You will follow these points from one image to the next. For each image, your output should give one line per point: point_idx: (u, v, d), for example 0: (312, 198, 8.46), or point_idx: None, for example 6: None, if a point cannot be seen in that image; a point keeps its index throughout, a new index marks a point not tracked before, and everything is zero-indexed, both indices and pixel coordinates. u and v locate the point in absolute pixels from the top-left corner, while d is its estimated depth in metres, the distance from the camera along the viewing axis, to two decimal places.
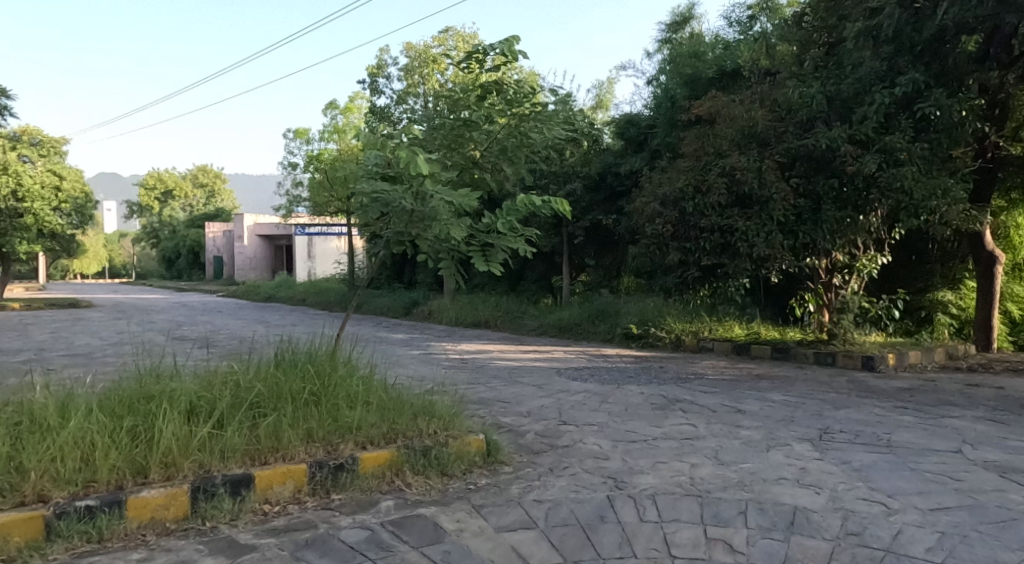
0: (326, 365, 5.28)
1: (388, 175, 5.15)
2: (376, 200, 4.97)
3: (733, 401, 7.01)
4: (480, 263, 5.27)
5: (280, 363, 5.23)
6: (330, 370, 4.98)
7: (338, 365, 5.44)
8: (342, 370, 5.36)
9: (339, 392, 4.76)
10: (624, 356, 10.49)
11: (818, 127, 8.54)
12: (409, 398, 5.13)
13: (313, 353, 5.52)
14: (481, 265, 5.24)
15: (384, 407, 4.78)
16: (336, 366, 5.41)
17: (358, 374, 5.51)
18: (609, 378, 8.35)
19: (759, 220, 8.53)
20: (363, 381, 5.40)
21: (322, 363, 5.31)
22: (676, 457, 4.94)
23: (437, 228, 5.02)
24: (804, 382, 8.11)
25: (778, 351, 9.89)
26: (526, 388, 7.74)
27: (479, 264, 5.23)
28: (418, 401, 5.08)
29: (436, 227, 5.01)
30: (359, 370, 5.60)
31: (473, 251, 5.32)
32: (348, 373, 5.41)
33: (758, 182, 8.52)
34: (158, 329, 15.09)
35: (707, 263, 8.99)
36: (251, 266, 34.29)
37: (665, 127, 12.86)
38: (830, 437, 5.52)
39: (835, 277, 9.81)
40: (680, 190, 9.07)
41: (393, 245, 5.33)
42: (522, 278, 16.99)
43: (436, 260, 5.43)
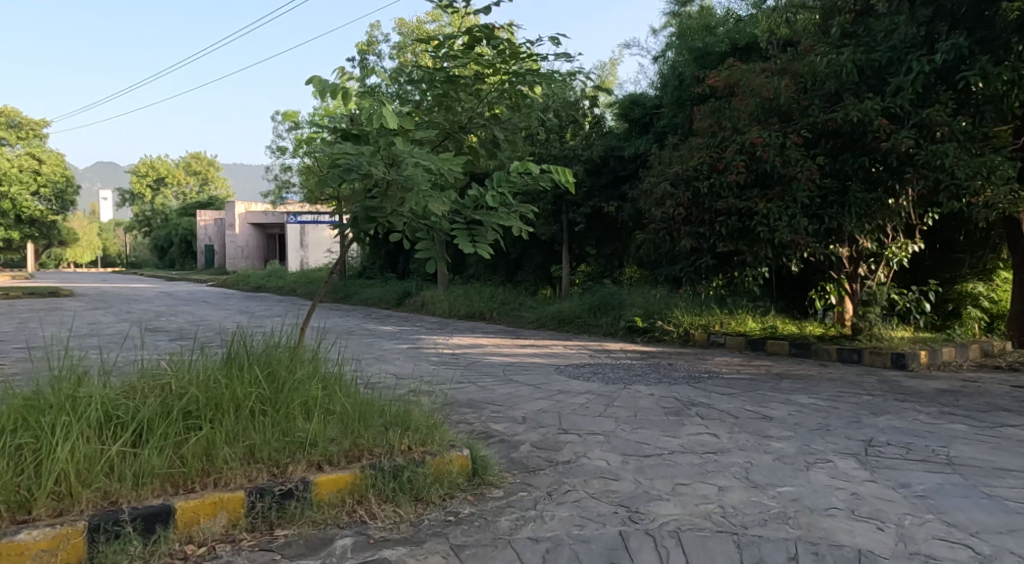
0: (285, 364, 4.46)
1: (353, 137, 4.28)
2: (337, 166, 4.09)
3: (756, 405, 6.19)
4: (465, 243, 4.41)
5: (231, 361, 4.41)
6: (287, 370, 4.17)
7: (301, 363, 4.62)
8: (304, 369, 4.54)
9: (294, 397, 3.94)
10: (629, 351, 9.67)
11: (847, 98, 7.65)
12: (382, 403, 4.30)
13: (273, 349, 4.69)
14: (466, 247, 4.37)
15: (349, 417, 3.97)
16: (298, 365, 4.59)
17: (325, 374, 4.69)
18: (614, 377, 7.54)
19: (782, 202, 7.67)
20: (330, 384, 4.57)
21: (281, 362, 4.49)
22: (699, 478, 4.13)
23: (413, 201, 4.14)
24: (830, 383, 7.31)
25: (797, 347, 9.06)
26: (522, 389, 6.91)
27: (465, 246, 4.36)
28: (392, 407, 4.27)
29: (412, 200, 4.15)
30: (326, 369, 4.78)
31: (457, 230, 4.46)
32: (313, 373, 4.58)
33: (781, 159, 7.65)
34: (134, 320, 14.23)
35: (723, 250, 8.13)
36: (242, 255, 33.43)
37: (672, 107, 12.15)
38: (878, 451, 4.69)
39: (860, 267, 8.96)
40: (694, 168, 8.18)
41: (361, 223, 4.47)
42: (519, 268, 16.15)
43: (414, 240, 4.57)
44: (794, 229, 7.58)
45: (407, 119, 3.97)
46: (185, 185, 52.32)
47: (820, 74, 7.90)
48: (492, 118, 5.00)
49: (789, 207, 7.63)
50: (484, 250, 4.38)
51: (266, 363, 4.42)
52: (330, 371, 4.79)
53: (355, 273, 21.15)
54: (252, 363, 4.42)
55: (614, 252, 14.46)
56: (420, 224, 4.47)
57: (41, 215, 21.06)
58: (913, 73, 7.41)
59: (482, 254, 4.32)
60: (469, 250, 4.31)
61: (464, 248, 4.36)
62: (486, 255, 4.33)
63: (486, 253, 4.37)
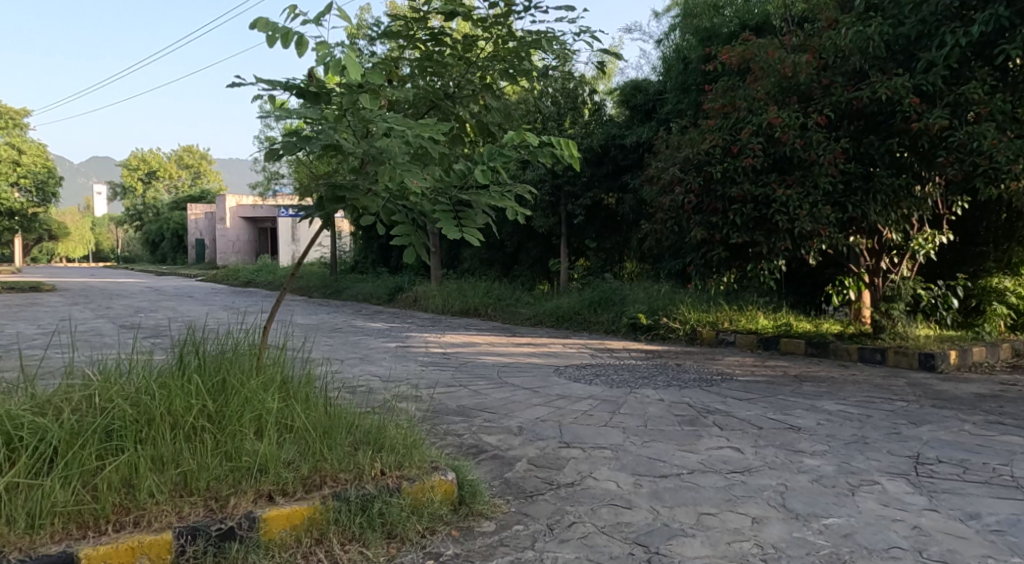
0: (240, 372, 3.80)
1: (311, 98, 3.64)
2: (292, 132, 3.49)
3: (779, 413, 5.53)
4: (448, 225, 3.75)
5: (179, 365, 3.76)
6: (243, 377, 3.54)
7: (261, 369, 3.95)
8: (263, 378, 3.86)
9: (245, 410, 3.30)
10: (632, 350, 9.03)
11: (873, 75, 7.00)
12: (354, 416, 3.66)
13: (230, 352, 4.02)
14: (451, 231, 3.72)
15: (311, 436, 3.33)
16: (259, 373, 3.93)
17: (289, 382, 4.02)
18: (620, 380, 6.89)
19: (802, 188, 7.01)
20: (295, 396, 3.90)
21: (236, 369, 3.82)
22: (728, 506, 3.50)
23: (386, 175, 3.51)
24: (856, 386, 6.68)
25: (813, 346, 8.43)
26: (518, 394, 6.26)
27: (449, 231, 3.70)
28: (365, 420, 3.62)
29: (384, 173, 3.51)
30: (293, 376, 4.10)
31: (442, 210, 3.80)
32: (274, 382, 3.91)
33: (801, 142, 7.00)
34: (110, 316, 13.54)
35: (737, 241, 7.38)
36: (233, 250, 32.73)
37: (676, 93, 11.56)
38: (930, 470, 4.06)
39: (882, 261, 8.33)
40: (706, 151, 7.45)
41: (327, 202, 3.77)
42: (516, 262, 15.47)
43: (389, 224, 3.88)
44: (816, 219, 6.92)
45: (375, 75, 3.35)
46: (177, 179, 51.58)
47: (844, 50, 7.23)
48: (483, 83, 4.31)
49: (810, 195, 6.98)
50: (472, 233, 3.72)
51: (219, 371, 3.75)
52: (297, 377, 4.12)
53: (347, 268, 20.45)
54: (204, 369, 3.77)
55: (614, 246, 13.77)
56: (398, 202, 3.80)
57: (20, 207, 20.34)
58: (947, 46, 6.73)
59: (468, 239, 3.65)
60: (455, 234, 3.65)
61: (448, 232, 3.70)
62: (476, 242, 3.66)
63: (474, 238, 3.71)
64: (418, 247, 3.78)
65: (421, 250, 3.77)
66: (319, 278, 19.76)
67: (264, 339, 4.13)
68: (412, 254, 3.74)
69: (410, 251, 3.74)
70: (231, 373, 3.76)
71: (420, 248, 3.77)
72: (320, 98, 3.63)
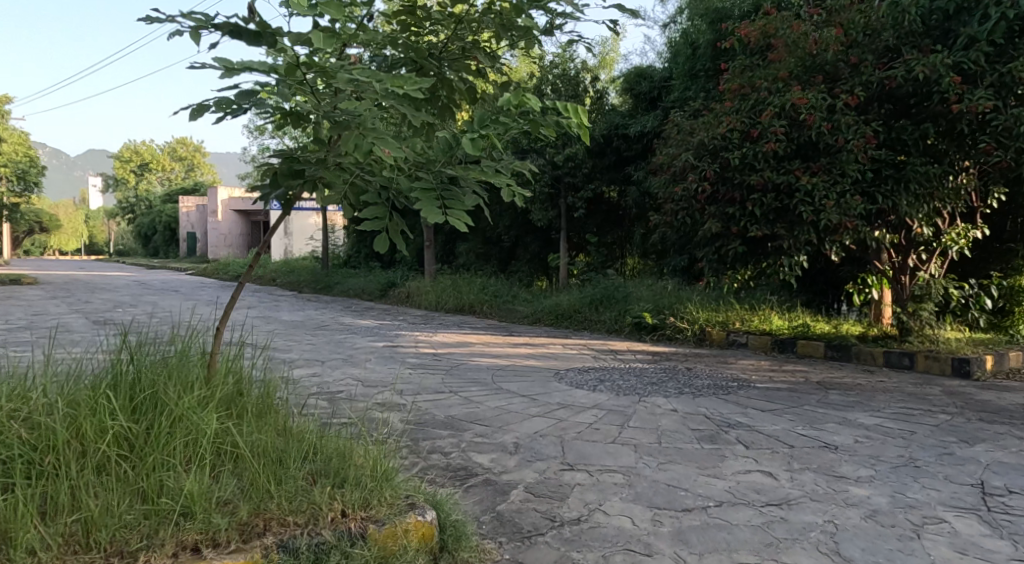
0: (184, 382, 3.16)
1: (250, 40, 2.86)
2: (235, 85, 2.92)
3: (810, 428, 4.89)
4: (428, 204, 3.10)
5: (110, 366, 3.15)
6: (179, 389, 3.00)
7: (212, 382, 3.32)
8: (209, 392, 3.22)
9: (177, 429, 2.78)
10: (638, 352, 8.39)
11: (907, 53, 6.33)
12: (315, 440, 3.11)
13: (173, 360, 3.36)
14: (434, 210, 3.05)
15: (254, 465, 2.78)
16: (209, 386, 3.30)
17: (245, 395, 3.39)
18: (626, 387, 6.25)
19: (829, 176, 6.37)
20: (248, 415, 3.28)
21: (179, 380, 3.19)
22: (770, 554, 2.88)
23: (348, 141, 2.89)
24: (886, 395, 6.05)
25: (834, 350, 7.83)
26: (514, 403, 5.62)
27: (428, 213, 3.02)
28: (329, 445, 3.09)
29: (343, 139, 2.88)
30: (251, 386, 3.46)
31: (422, 188, 3.16)
32: (226, 399, 3.30)
33: (828, 125, 6.34)
34: (85, 310, 12.88)
35: (756, 234, 6.72)
36: (224, 244, 32.02)
37: (684, 80, 10.90)
38: (1004, 504, 3.42)
39: (909, 258, 7.70)
40: (722, 135, 6.75)
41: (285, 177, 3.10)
42: (513, 258, 14.81)
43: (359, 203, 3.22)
44: (844, 210, 6.26)
45: (330, 8, 2.78)
46: (170, 171, 50.87)
47: (874, 26, 6.57)
48: (474, 41, 3.63)
49: (838, 184, 6.32)
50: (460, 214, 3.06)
51: (156, 381, 3.10)
52: (256, 390, 3.47)
53: (339, 263, 19.78)
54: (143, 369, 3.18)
55: (615, 240, 13.08)
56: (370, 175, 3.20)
57: None
58: (990, 20, 6.00)
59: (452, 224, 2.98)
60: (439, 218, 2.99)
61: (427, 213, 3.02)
62: (464, 229, 3.00)
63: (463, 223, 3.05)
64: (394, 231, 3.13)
65: (398, 237, 3.14)
66: (310, 273, 19.09)
67: (217, 344, 3.47)
68: (384, 240, 3.10)
69: (382, 238, 3.10)
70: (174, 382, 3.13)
71: (396, 234, 3.13)
72: (263, 40, 2.86)
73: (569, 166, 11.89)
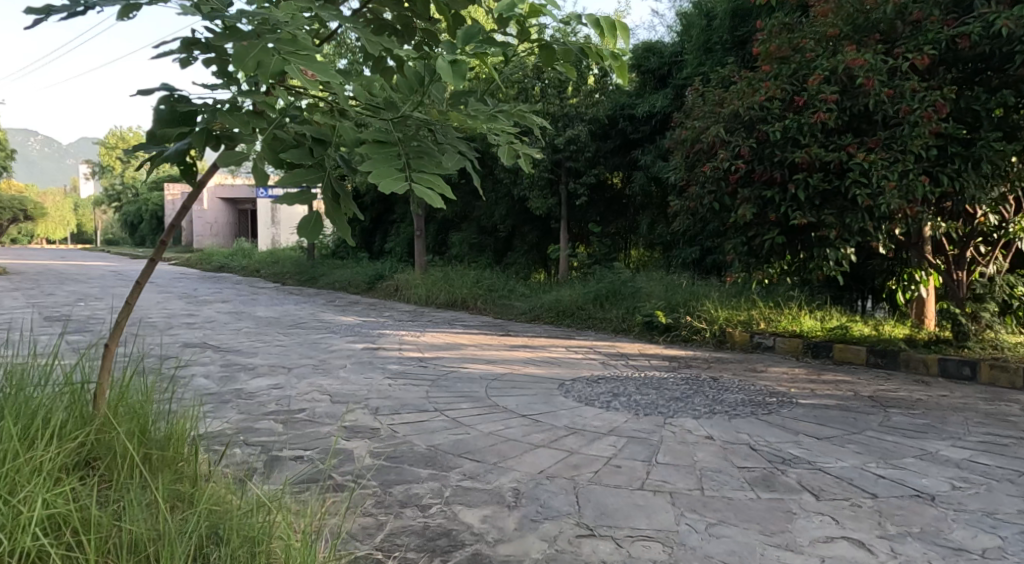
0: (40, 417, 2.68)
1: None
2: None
3: (887, 465, 3.87)
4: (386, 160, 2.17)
5: None
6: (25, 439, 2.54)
7: (105, 420, 2.89)
8: (89, 437, 2.80)
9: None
10: (652, 357, 7.39)
11: (982, 6, 5.24)
12: (218, 501, 2.65)
13: (53, 394, 2.90)
14: (397, 168, 2.16)
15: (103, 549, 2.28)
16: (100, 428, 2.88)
17: (146, 437, 2.96)
18: (645, 404, 5.24)
19: (892, 153, 5.31)
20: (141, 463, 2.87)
21: (56, 418, 2.76)
22: None
23: (248, 56, 1.93)
24: (958, 415, 5.05)
25: (878, 355, 6.85)
26: (510, 427, 4.60)
27: (386, 181, 2.09)
28: (245, 526, 2.49)
29: (240, 51, 1.94)
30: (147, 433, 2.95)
31: (371, 138, 2.25)
32: (117, 441, 2.84)
33: (891, 92, 5.29)
34: (42, 304, 11.78)
35: (798, 222, 5.65)
36: (210, 233, 30.87)
37: (698, 53, 9.83)
38: None
39: (967, 252, 6.69)
40: (760, 104, 5.68)
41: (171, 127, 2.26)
42: (509, 249, 13.74)
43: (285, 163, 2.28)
44: (906, 195, 5.23)
45: None
46: None
47: None
48: None
49: (898, 163, 5.27)
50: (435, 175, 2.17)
51: (17, 413, 2.69)
52: (162, 428, 3.05)
53: (325, 253, 18.67)
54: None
55: (619, 230, 12.02)
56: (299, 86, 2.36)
57: None
58: None
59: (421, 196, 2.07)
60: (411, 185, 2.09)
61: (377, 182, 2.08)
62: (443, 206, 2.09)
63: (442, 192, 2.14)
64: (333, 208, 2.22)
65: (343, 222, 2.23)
66: (295, 265, 17.99)
67: (104, 370, 2.92)
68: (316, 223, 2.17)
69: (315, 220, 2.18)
70: (41, 421, 2.69)
71: (338, 217, 2.22)
72: None
73: (569, 150, 10.82)
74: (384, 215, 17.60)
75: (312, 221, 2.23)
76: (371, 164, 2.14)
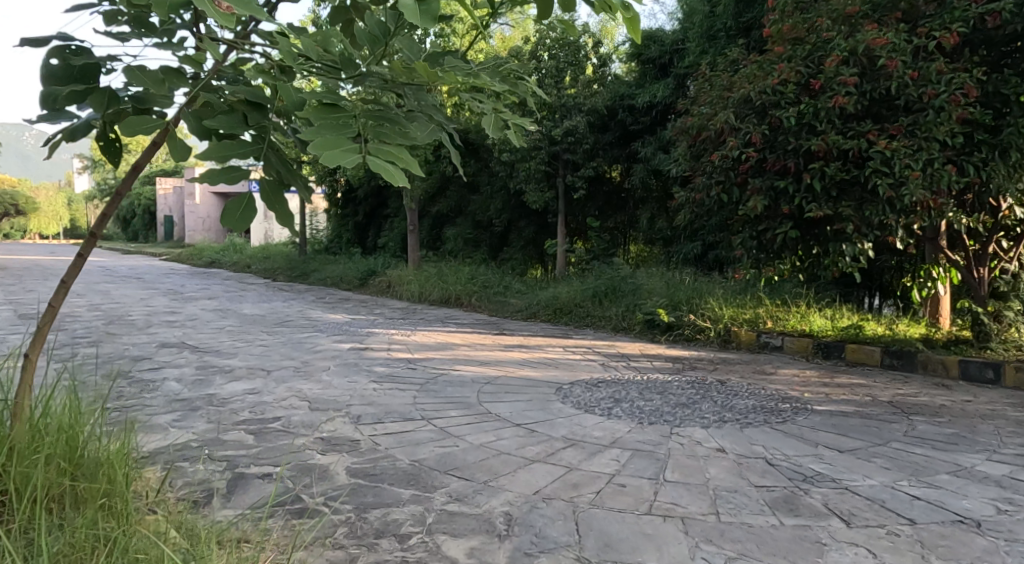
0: None
1: None
2: None
3: (920, 483, 3.48)
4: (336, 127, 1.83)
5: None
6: None
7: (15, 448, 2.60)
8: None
9: None
10: (655, 358, 7.00)
11: None
12: (140, 545, 2.33)
13: None
14: (351, 135, 1.82)
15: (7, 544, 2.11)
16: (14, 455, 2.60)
17: (74, 468, 2.67)
18: (649, 412, 4.85)
19: (916, 140, 4.92)
20: (62, 499, 2.57)
21: None
22: None
23: None
24: (987, 423, 4.67)
25: (894, 357, 6.48)
26: (503, 438, 4.21)
27: (333, 153, 1.76)
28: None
29: None
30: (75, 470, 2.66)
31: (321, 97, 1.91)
32: (27, 473, 2.55)
33: (914, 74, 4.90)
34: (19, 302, 11.33)
35: (814, 215, 5.26)
36: (202, 228, 30.39)
37: (700, 41, 9.41)
38: None
39: (989, 248, 6.33)
40: (773, 88, 5.27)
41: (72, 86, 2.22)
42: (505, 244, 13.32)
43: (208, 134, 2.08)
44: (930, 185, 4.85)
45: None
46: None
47: None
48: None
49: (922, 151, 4.89)
50: (395, 146, 1.83)
51: None
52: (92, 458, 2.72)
53: (317, 248, 18.23)
54: None
55: (618, 224, 11.59)
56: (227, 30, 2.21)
57: None
58: None
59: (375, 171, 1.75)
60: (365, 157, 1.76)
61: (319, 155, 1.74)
62: (404, 184, 1.76)
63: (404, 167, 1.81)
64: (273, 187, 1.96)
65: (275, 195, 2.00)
66: (286, 261, 17.54)
67: (23, 383, 2.74)
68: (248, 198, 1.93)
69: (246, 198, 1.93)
70: None
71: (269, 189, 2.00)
72: None
73: (567, 141, 10.41)
74: (377, 210, 17.16)
75: (245, 205, 1.93)
76: (317, 132, 1.81)
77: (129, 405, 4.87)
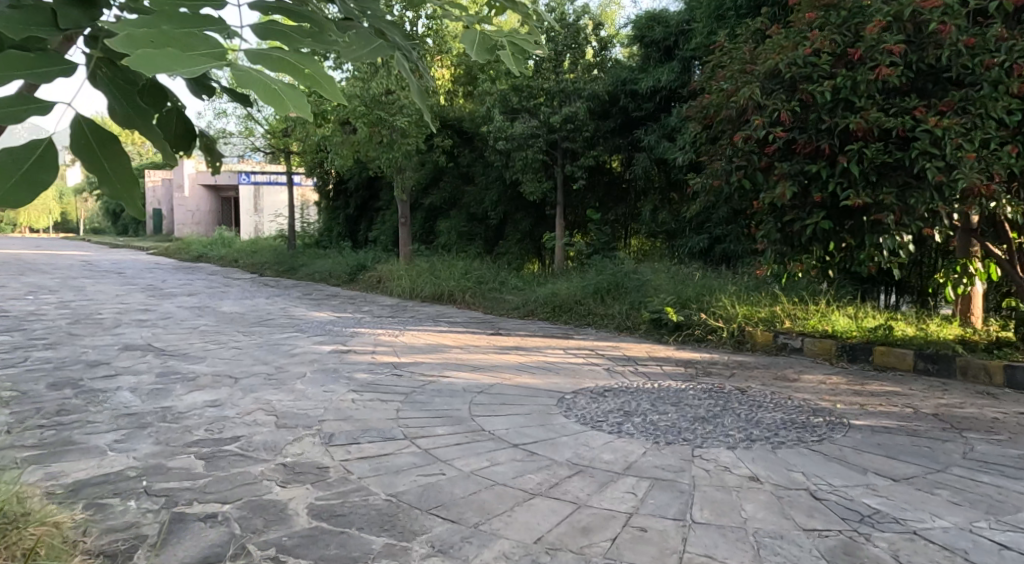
0: None
1: None
2: None
3: (1003, 525, 2.89)
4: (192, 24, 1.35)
5: None
6: None
7: None
8: None
9: None
10: (665, 361, 6.39)
11: None
12: None
13: None
14: (207, 36, 1.34)
15: None
16: None
17: None
18: (665, 429, 4.23)
19: (971, 117, 4.28)
20: None
21: None
22: None
23: None
24: None
25: (929, 362, 5.88)
26: (496, 463, 3.59)
27: (164, 56, 1.25)
28: None
29: None
30: None
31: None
32: None
33: (970, 41, 4.26)
34: None
35: (850, 203, 4.64)
36: (191, 223, 29.67)
37: (708, 20, 8.67)
38: None
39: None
40: (805, 58, 4.64)
41: None
42: (501, 238, 12.66)
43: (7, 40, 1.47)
44: (986, 169, 4.24)
45: None
46: None
47: None
48: None
49: (976, 129, 4.27)
50: (286, 54, 1.35)
51: None
52: None
53: (307, 241, 17.58)
54: None
55: (619, 217, 10.92)
56: None
57: None
58: None
59: (245, 84, 1.25)
60: (231, 63, 1.27)
61: (147, 58, 1.24)
62: (294, 109, 1.28)
63: (300, 84, 1.34)
64: (96, 145, 1.43)
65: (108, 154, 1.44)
66: (274, 255, 16.88)
67: None
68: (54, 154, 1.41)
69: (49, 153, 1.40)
70: None
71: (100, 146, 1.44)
72: None
73: (565, 128, 9.78)
74: (368, 203, 16.50)
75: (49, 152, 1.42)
76: (146, 28, 1.30)
77: (67, 421, 4.24)
